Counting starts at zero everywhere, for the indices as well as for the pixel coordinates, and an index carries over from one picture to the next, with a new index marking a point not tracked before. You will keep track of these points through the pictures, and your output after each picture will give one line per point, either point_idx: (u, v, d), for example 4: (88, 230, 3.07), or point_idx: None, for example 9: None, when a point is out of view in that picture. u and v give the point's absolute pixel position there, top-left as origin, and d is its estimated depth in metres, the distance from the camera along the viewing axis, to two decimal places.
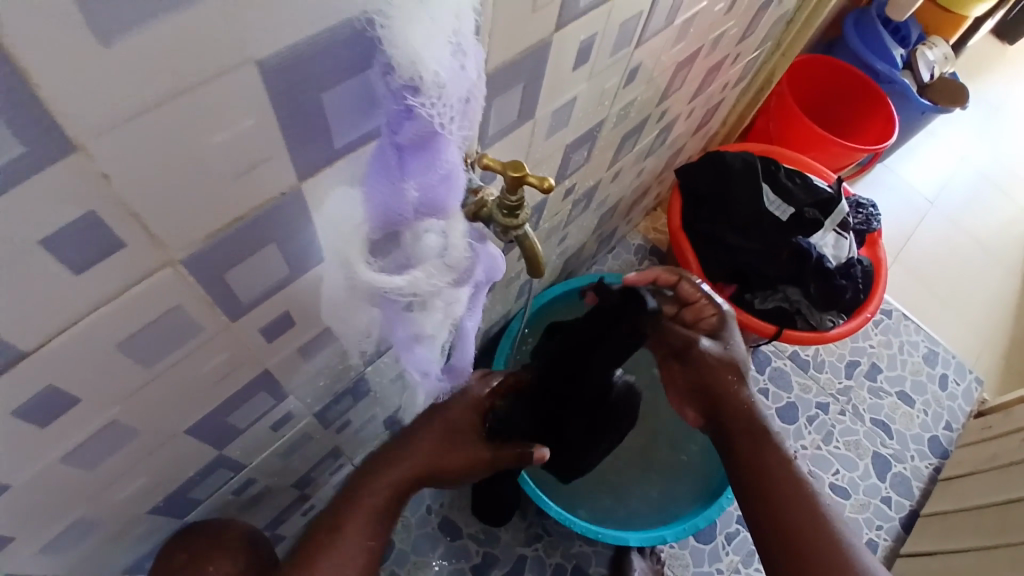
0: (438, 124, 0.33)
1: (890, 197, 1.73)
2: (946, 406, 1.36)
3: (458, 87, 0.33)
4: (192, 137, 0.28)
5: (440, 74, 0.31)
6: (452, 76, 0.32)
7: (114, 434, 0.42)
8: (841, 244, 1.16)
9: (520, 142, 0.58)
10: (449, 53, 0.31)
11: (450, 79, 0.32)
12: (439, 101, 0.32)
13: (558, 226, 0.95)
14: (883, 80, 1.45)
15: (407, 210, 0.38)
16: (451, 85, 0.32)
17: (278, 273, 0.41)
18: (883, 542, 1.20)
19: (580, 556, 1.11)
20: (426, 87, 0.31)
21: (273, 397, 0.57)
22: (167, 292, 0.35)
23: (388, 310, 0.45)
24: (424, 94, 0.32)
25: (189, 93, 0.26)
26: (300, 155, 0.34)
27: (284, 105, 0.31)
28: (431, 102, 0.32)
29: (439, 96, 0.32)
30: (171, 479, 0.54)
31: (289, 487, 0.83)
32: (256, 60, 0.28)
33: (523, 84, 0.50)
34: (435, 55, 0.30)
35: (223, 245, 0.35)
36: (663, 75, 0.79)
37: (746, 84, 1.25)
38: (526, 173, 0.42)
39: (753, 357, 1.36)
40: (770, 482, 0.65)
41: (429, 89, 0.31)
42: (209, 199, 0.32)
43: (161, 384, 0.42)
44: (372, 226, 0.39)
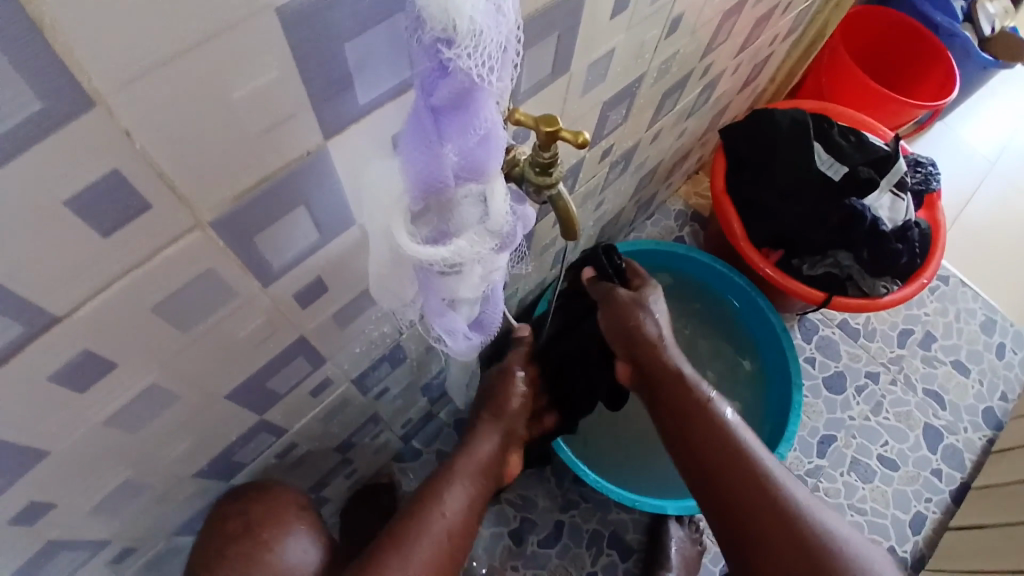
0: (476, 79, 0.31)
1: (950, 156, 1.62)
2: (1003, 376, 1.28)
3: (496, 37, 0.30)
4: (213, 91, 0.28)
5: (476, 22, 0.29)
6: (488, 25, 0.30)
7: (154, 398, 0.43)
8: (897, 206, 1.09)
9: (554, 99, 0.55)
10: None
11: (486, 25, 0.29)
12: (476, 51, 0.30)
13: (595, 190, 0.92)
14: (944, 34, 1.33)
15: (446, 174, 0.36)
16: (489, 35, 0.30)
17: (308, 237, 0.41)
18: (932, 515, 1.15)
19: (618, 522, 1.11)
20: (460, 40, 0.29)
21: (311, 363, 0.57)
22: (197, 255, 0.35)
23: (422, 277, 0.44)
24: (459, 48, 0.29)
25: (210, 42, 0.26)
26: (325, 111, 0.33)
27: (309, 58, 0.30)
28: (464, 57, 0.30)
29: (475, 47, 0.30)
30: (214, 442, 0.56)
31: (332, 451, 0.84)
32: (275, 7, 0.27)
33: (558, 35, 0.47)
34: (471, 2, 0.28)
35: (252, 208, 0.35)
36: (707, 27, 0.74)
37: (798, 37, 1.17)
38: (560, 128, 0.40)
39: (799, 325, 1.31)
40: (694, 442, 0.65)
41: (464, 43, 0.29)
42: (235, 157, 0.31)
43: (196, 350, 0.42)
44: (413, 196, 0.38)
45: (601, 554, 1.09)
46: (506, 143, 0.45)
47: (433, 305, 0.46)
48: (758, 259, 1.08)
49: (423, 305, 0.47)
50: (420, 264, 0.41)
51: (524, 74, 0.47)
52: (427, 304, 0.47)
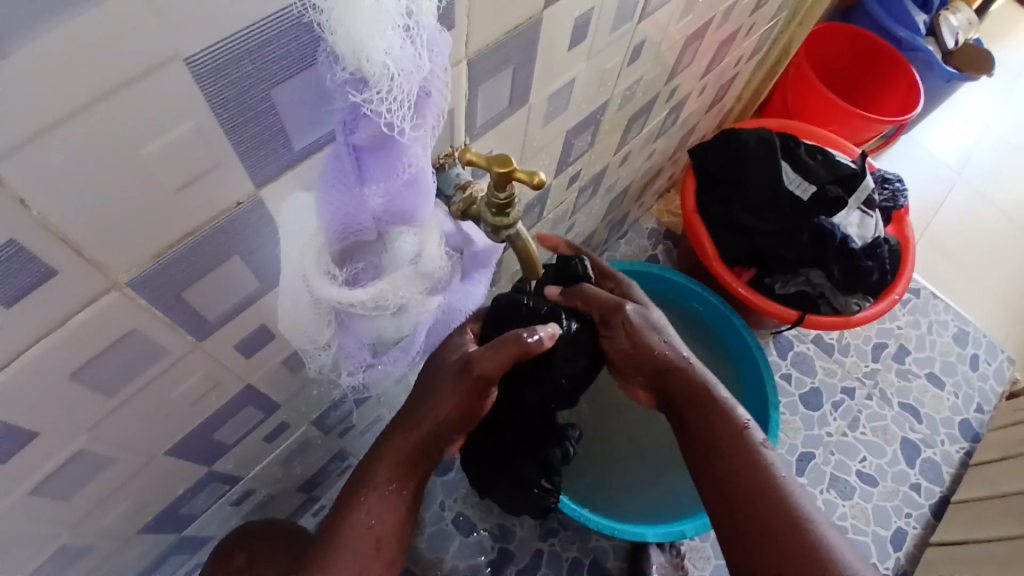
0: (393, 122, 0.29)
1: (915, 169, 1.64)
2: (977, 387, 1.29)
3: (412, 82, 0.28)
4: (120, 147, 0.25)
5: (390, 65, 0.27)
6: (404, 71, 0.27)
7: (84, 464, 0.40)
8: (866, 223, 1.09)
9: (514, 130, 0.53)
10: (400, 40, 0.26)
11: (402, 69, 0.27)
12: (390, 95, 0.28)
13: (564, 215, 0.90)
14: (906, 48, 1.36)
15: (366, 217, 0.34)
16: (403, 82, 0.28)
17: (247, 287, 0.38)
18: (912, 531, 1.15)
19: (598, 549, 1.08)
20: (373, 84, 0.27)
21: (262, 410, 0.54)
22: (119, 318, 0.32)
23: (345, 318, 0.40)
24: (373, 90, 0.27)
25: (111, 96, 0.23)
26: (252, 158, 0.31)
27: (230, 107, 0.28)
28: (378, 100, 0.28)
29: (389, 91, 0.27)
30: (159, 498, 0.52)
31: (297, 490, 0.80)
32: (183, 57, 0.24)
33: (514, 66, 0.45)
34: (383, 44, 0.26)
35: (177, 263, 0.32)
36: (672, 50, 0.74)
37: (763, 56, 1.18)
38: (514, 168, 0.38)
39: (774, 342, 1.30)
40: (715, 450, 0.57)
41: (376, 86, 0.27)
42: (150, 214, 0.29)
43: (129, 411, 0.39)
44: (329, 235, 0.35)
45: None
46: (461, 181, 0.43)
47: (352, 344, 0.43)
48: (730, 277, 1.08)
49: (341, 347, 0.43)
50: (343, 308, 0.38)
51: (478, 108, 0.45)
52: (348, 341, 0.42)
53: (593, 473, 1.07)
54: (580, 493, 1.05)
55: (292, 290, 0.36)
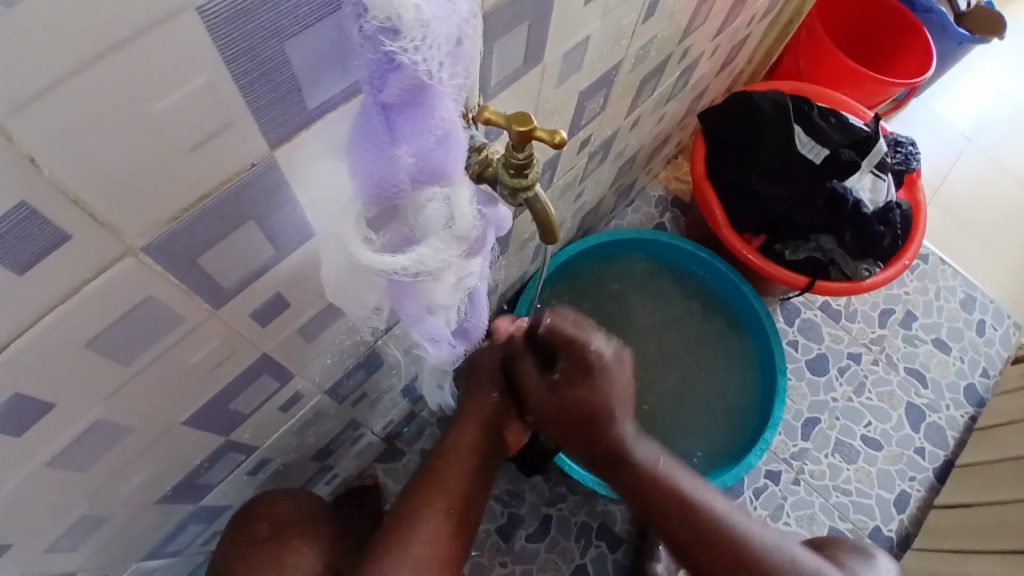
0: (427, 74, 0.27)
1: (926, 133, 1.61)
2: (983, 352, 1.29)
3: (448, 27, 0.27)
4: (131, 103, 0.24)
5: (422, 9, 0.25)
6: (437, 15, 0.26)
7: (103, 433, 0.40)
8: (878, 186, 1.08)
9: (527, 91, 0.52)
10: None
11: (436, 15, 0.26)
12: (424, 44, 0.26)
13: (573, 182, 0.88)
14: (919, 11, 1.32)
15: (402, 179, 0.33)
16: (437, 27, 0.26)
17: (264, 253, 0.37)
18: (916, 494, 1.16)
19: (607, 514, 1.10)
20: (405, 30, 0.26)
21: (277, 380, 0.53)
22: (134, 284, 0.31)
23: (393, 287, 0.40)
24: (406, 38, 0.26)
25: (120, 49, 0.22)
26: (267, 118, 0.29)
27: (244, 62, 0.26)
28: (412, 49, 0.26)
29: (423, 38, 0.26)
30: (177, 467, 0.52)
31: (311, 460, 0.81)
32: (195, 7, 0.23)
33: (529, 22, 0.43)
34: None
35: (194, 227, 0.31)
36: (686, 8, 0.71)
37: (776, 15, 1.14)
38: (534, 126, 0.36)
39: (781, 308, 1.30)
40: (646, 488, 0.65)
41: (409, 33, 0.26)
42: (166, 175, 0.28)
43: (146, 380, 0.39)
44: (365, 198, 0.34)
45: (591, 546, 1.08)
46: (476, 144, 0.42)
47: (407, 310, 0.42)
48: (741, 244, 1.07)
49: (395, 309, 0.43)
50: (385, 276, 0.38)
51: (493, 66, 0.44)
52: (399, 310, 0.42)
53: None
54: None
55: (332, 249, 0.37)
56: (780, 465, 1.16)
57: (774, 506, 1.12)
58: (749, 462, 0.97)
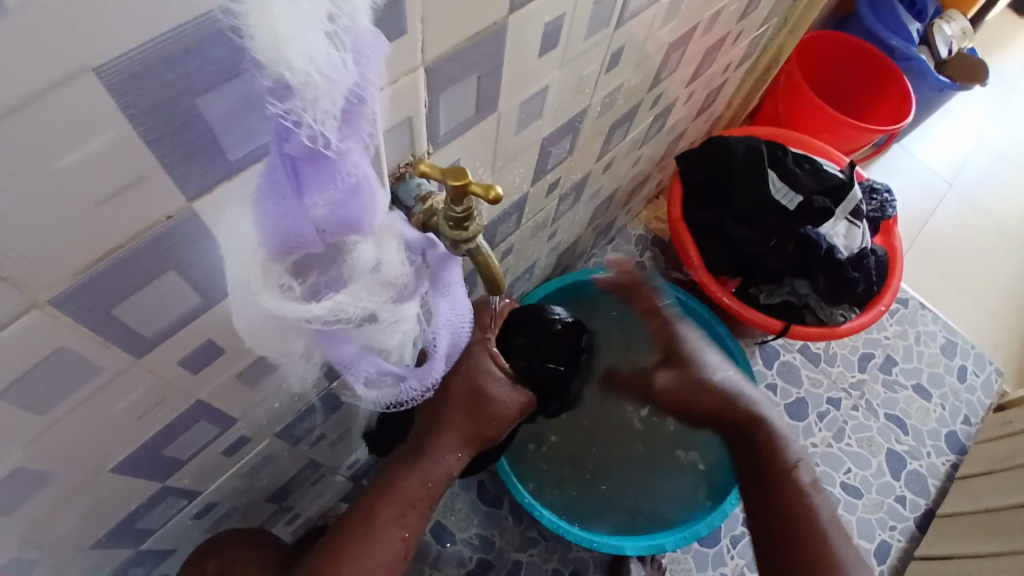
0: (325, 130, 0.27)
1: (905, 178, 1.63)
2: (965, 400, 1.29)
3: (345, 87, 0.26)
4: (23, 161, 0.23)
5: (315, 71, 0.24)
6: (333, 78, 0.25)
7: (19, 484, 0.38)
8: (852, 233, 1.09)
9: (483, 138, 0.52)
10: (325, 44, 0.24)
11: (330, 77, 0.25)
12: (320, 105, 0.26)
13: (545, 223, 0.88)
14: (899, 58, 1.35)
15: (311, 225, 0.32)
16: (334, 92, 0.26)
17: (188, 302, 0.36)
18: (896, 544, 1.14)
19: (578, 561, 1.07)
20: (299, 92, 0.25)
21: (218, 424, 0.52)
22: (43, 336, 0.30)
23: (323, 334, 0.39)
24: (300, 99, 0.25)
25: (20, 113, 0.22)
26: (182, 171, 0.29)
27: (155, 121, 0.26)
28: (307, 109, 0.26)
29: (316, 98, 0.25)
30: (111, 513, 0.50)
31: (267, 500, 0.79)
32: (94, 68, 0.23)
33: (478, 74, 0.43)
34: (306, 49, 0.24)
35: (106, 280, 0.30)
36: (655, 56, 0.72)
37: (753, 62, 1.17)
38: (469, 181, 0.36)
39: (761, 351, 1.29)
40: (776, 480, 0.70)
41: (302, 95, 0.25)
42: (71, 230, 0.27)
43: (66, 431, 0.37)
44: (272, 250, 0.32)
45: None
46: (422, 193, 0.42)
47: (339, 351, 0.41)
48: (717, 287, 1.06)
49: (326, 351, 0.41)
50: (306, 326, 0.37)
51: (441, 117, 0.44)
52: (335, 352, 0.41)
53: (588, 487, 1.04)
54: (578, 514, 1.02)
55: (240, 303, 0.34)
56: None
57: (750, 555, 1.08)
58: (724, 512, 0.94)
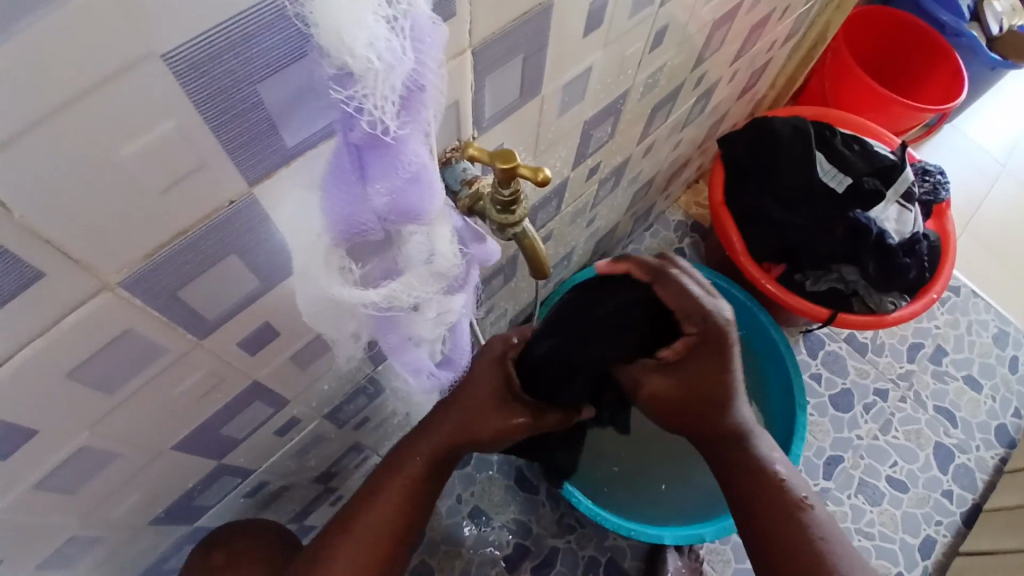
0: (386, 117, 0.27)
1: (959, 160, 1.56)
2: (1017, 391, 1.23)
3: (402, 73, 0.26)
4: (97, 146, 0.24)
5: (376, 58, 0.25)
6: (393, 64, 0.25)
7: (90, 458, 0.40)
8: (904, 217, 1.04)
9: (527, 122, 0.51)
10: (384, 30, 0.25)
11: (391, 62, 0.25)
12: (380, 93, 0.26)
13: (584, 208, 0.88)
14: (950, 34, 1.29)
15: (373, 214, 0.33)
16: (392, 79, 0.26)
17: (247, 286, 0.37)
18: (941, 539, 1.10)
19: (615, 549, 1.07)
20: (360, 80, 0.25)
21: (270, 406, 0.54)
22: (114, 318, 0.32)
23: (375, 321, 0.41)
24: (361, 86, 0.25)
25: (77, 102, 0.23)
26: (244, 158, 0.30)
27: (216, 108, 0.27)
28: (367, 96, 0.26)
29: (377, 86, 0.26)
30: (171, 489, 0.52)
31: (313, 481, 0.81)
32: (159, 53, 0.23)
33: (523, 56, 0.43)
34: (368, 35, 0.24)
35: (171, 264, 0.32)
36: (699, 35, 0.70)
37: (799, 40, 1.13)
38: (518, 164, 0.36)
39: (804, 340, 1.26)
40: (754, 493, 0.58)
41: (363, 82, 0.25)
42: (138, 215, 0.28)
43: (132, 409, 0.39)
44: (334, 237, 0.34)
45: None
46: (468, 177, 0.43)
47: (392, 340, 0.43)
48: (759, 273, 1.04)
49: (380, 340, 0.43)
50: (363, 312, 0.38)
51: (486, 101, 0.44)
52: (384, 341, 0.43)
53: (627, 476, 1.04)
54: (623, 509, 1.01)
55: (303, 288, 0.36)
56: None
57: None
58: None
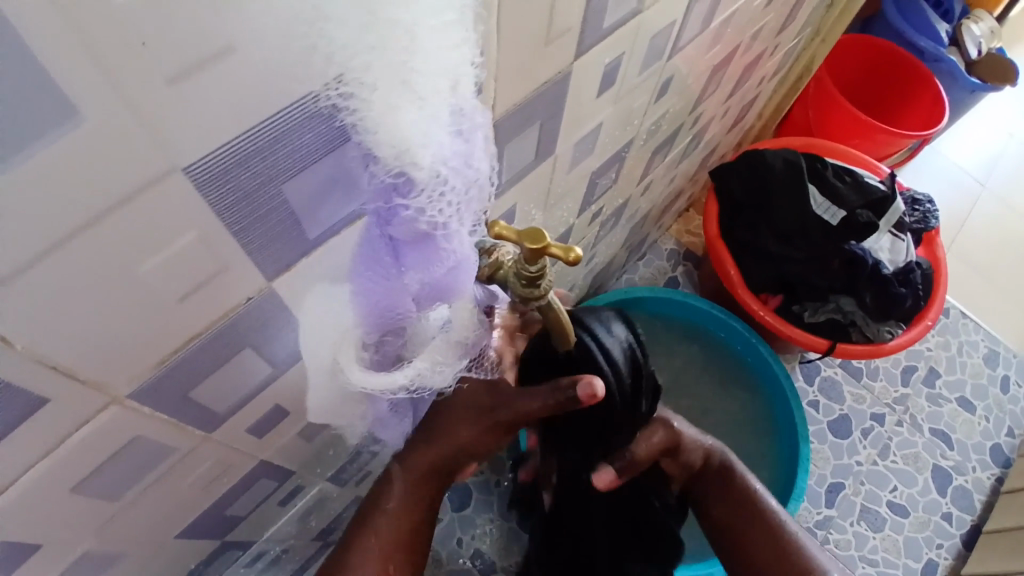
0: (444, 219, 0.27)
1: (940, 182, 1.59)
2: (1009, 411, 1.24)
3: (461, 175, 0.27)
4: (116, 265, 0.22)
5: (440, 165, 0.25)
6: (455, 166, 0.26)
7: (90, 563, 0.37)
8: (898, 246, 1.05)
9: (539, 180, 0.50)
10: (449, 138, 0.25)
11: (453, 166, 0.26)
12: (441, 197, 0.26)
13: (585, 248, 0.87)
14: (928, 59, 1.32)
15: (406, 303, 0.31)
16: (455, 183, 0.26)
17: (260, 374, 0.35)
18: (943, 562, 1.10)
19: None
20: (421, 187, 0.25)
21: (276, 480, 0.51)
22: (123, 427, 0.29)
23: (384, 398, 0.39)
24: (420, 192, 0.25)
25: (98, 224, 0.21)
26: (266, 255, 0.28)
27: (241, 210, 0.25)
28: (427, 200, 0.26)
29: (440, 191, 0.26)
30: (172, 574, 0.49)
31: (313, 540, 0.77)
32: (181, 167, 0.21)
33: (540, 122, 0.42)
34: (433, 147, 0.24)
35: (183, 368, 0.29)
36: (698, 80, 0.71)
37: (785, 73, 1.14)
38: (548, 242, 0.34)
39: (800, 367, 1.25)
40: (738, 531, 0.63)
41: (426, 189, 0.25)
42: (154, 326, 0.26)
43: (135, 510, 0.36)
44: (366, 327, 0.32)
45: None
46: (486, 244, 0.39)
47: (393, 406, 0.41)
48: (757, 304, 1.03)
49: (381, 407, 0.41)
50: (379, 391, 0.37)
51: (503, 167, 0.42)
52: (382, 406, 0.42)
53: None
54: None
55: (321, 376, 0.34)
56: (803, 534, 1.10)
57: None
58: None
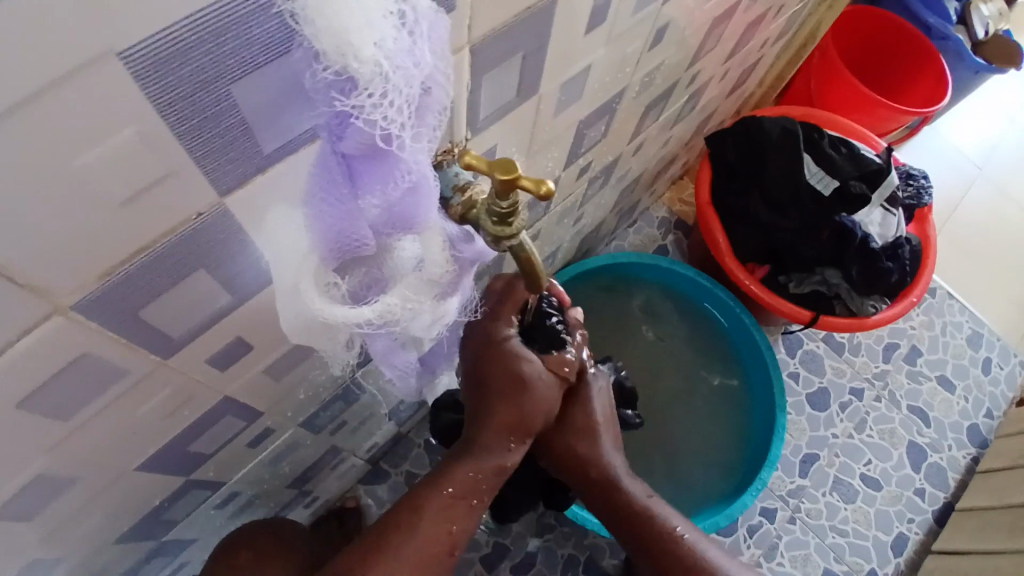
0: (388, 129, 0.26)
1: (937, 161, 1.57)
2: (988, 392, 1.26)
3: (406, 78, 0.25)
4: (48, 158, 0.21)
5: (382, 62, 0.23)
6: (397, 63, 0.24)
7: (45, 486, 0.36)
8: (888, 221, 1.04)
9: (523, 122, 0.49)
10: (392, 31, 0.23)
11: (397, 64, 0.24)
12: (382, 101, 0.24)
13: (573, 207, 0.85)
14: (935, 37, 1.28)
15: (366, 228, 0.31)
16: (396, 80, 0.24)
17: (218, 300, 0.34)
18: (913, 536, 1.12)
19: (595, 547, 1.03)
20: (363, 85, 0.24)
21: (243, 419, 0.50)
22: (70, 341, 0.28)
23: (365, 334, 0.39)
24: (363, 91, 0.24)
25: (28, 108, 0.19)
26: (217, 166, 0.26)
27: (183, 109, 0.23)
28: (370, 103, 0.24)
29: (382, 93, 0.24)
30: (138, 507, 0.49)
31: (288, 486, 0.77)
32: (116, 52, 0.20)
33: (524, 54, 0.40)
34: (373, 38, 0.23)
35: (132, 283, 0.28)
36: (695, 35, 0.68)
37: (789, 39, 1.11)
38: (519, 175, 0.33)
39: (783, 340, 1.26)
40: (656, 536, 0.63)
41: (367, 87, 0.24)
42: (96, 232, 0.25)
43: (90, 433, 0.35)
44: (324, 253, 0.31)
45: None
46: (461, 182, 0.37)
47: (380, 344, 0.42)
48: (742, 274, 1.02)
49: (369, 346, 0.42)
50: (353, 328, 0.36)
51: (482, 100, 0.40)
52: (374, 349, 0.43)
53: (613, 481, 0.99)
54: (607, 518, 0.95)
55: (285, 305, 0.33)
56: (776, 502, 1.12)
57: (767, 544, 1.08)
58: (743, 503, 0.93)
